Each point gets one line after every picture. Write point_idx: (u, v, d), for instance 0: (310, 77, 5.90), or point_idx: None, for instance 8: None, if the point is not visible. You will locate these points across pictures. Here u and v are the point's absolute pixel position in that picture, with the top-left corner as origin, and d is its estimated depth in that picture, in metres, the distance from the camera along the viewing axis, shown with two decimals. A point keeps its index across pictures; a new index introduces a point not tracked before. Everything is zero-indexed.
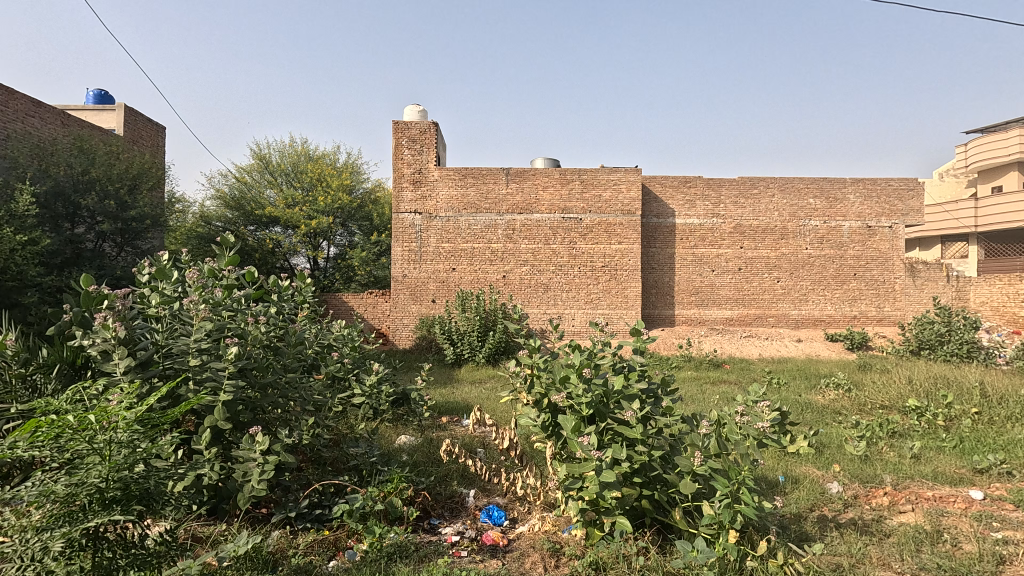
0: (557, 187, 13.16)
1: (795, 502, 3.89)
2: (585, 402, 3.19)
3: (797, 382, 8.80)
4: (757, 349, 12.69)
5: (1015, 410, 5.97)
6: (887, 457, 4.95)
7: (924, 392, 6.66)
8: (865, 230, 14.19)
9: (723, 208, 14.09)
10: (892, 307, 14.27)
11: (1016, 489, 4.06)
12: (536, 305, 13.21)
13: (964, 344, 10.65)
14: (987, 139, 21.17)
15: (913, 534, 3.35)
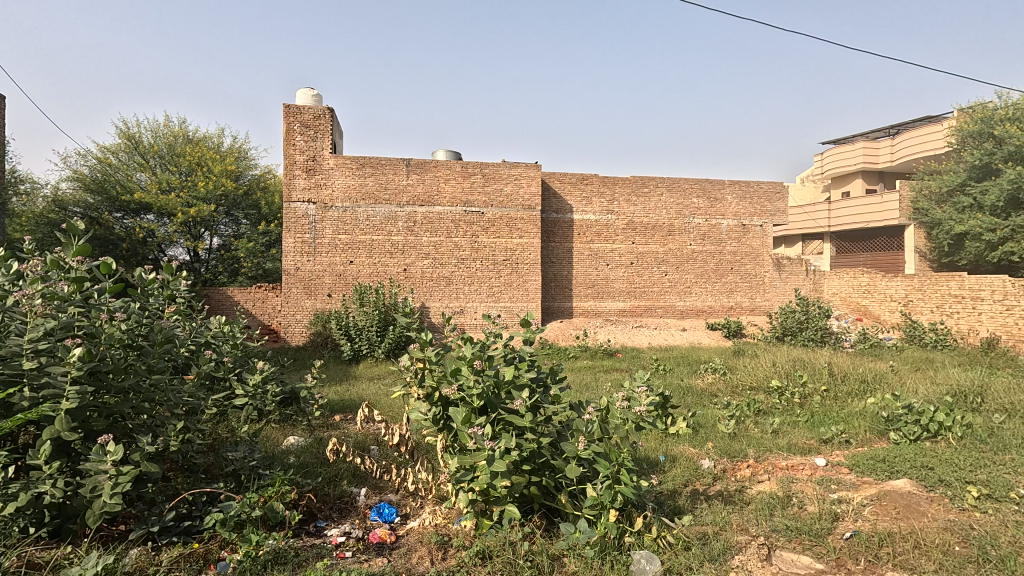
0: (459, 180, 13.10)
1: (672, 479, 4.20)
2: (476, 393, 3.21)
3: (680, 367, 9.52)
4: (646, 338, 13.50)
5: (854, 386, 6.90)
6: (751, 433, 5.48)
7: (784, 373, 7.46)
8: (740, 228, 15.59)
9: (617, 205, 14.79)
10: (762, 298, 15.81)
11: (852, 455, 4.67)
12: (437, 298, 13.08)
13: (818, 330, 12.11)
14: (838, 149, 24.00)
15: (768, 500, 3.75)
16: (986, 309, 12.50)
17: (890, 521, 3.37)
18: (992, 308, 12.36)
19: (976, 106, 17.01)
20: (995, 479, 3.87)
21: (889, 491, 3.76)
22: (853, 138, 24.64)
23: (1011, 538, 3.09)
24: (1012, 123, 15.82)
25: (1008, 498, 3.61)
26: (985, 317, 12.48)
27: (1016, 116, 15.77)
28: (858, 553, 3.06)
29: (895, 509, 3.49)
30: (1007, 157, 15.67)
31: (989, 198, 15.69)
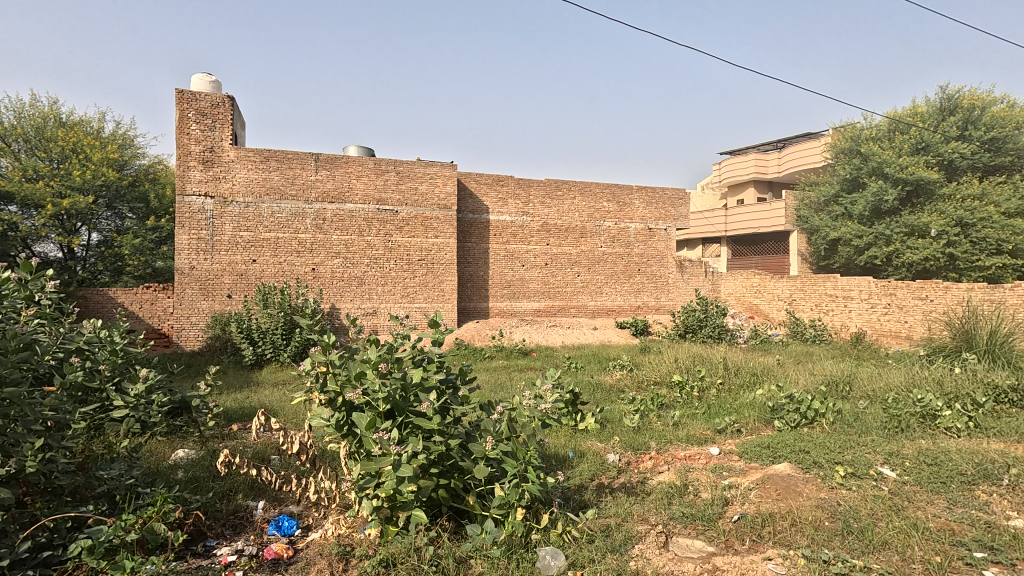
0: (371, 177, 12.72)
1: (579, 474, 4.32)
2: (382, 397, 3.11)
3: (590, 365, 9.82)
4: (559, 337, 13.81)
5: (745, 379, 7.48)
6: (654, 427, 5.77)
7: (685, 368, 7.92)
8: (647, 232, 16.40)
9: (531, 207, 15.03)
10: (667, 298, 16.73)
11: (741, 443, 5.05)
12: (348, 299, 12.61)
13: (716, 327, 13.05)
14: (733, 160, 25.96)
15: (667, 490, 3.96)
16: (855, 306, 14.00)
17: (772, 502, 3.67)
18: (860, 306, 13.87)
19: (847, 126, 18.97)
20: (858, 458, 4.35)
21: (772, 475, 4.10)
22: (746, 150, 26.65)
23: (869, 510, 3.48)
24: (875, 141, 17.79)
25: (868, 475, 4.07)
26: (854, 314, 14.00)
27: (878, 135, 17.74)
28: (744, 534, 3.30)
29: (776, 491, 3.81)
30: (872, 172, 17.63)
31: (857, 208, 17.61)
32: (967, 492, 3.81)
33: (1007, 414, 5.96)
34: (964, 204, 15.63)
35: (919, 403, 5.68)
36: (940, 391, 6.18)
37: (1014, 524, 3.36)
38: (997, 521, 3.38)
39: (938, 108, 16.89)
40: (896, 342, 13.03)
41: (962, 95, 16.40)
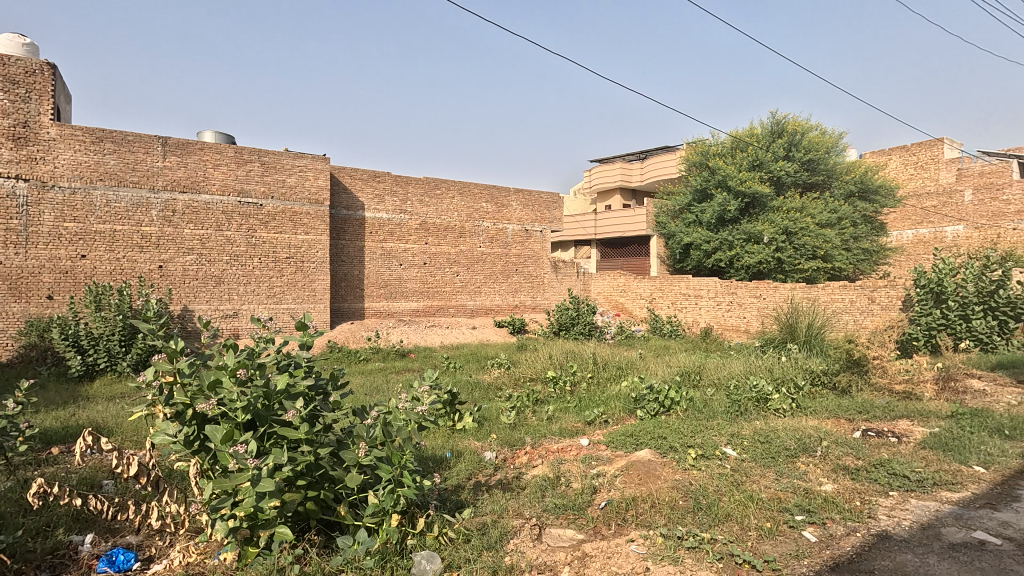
0: (231, 167, 11.63)
1: (456, 474, 4.31)
2: (241, 408, 2.83)
3: (469, 364, 9.87)
4: (438, 337, 13.71)
5: (612, 373, 8.02)
6: (530, 422, 5.94)
7: (558, 364, 8.28)
8: (524, 233, 16.90)
9: (410, 206, 14.75)
10: (542, 297, 17.39)
11: (609, 433, 5.38)
12: (203, 300, 11.39)
13: (587, 324, 13.79)
14: (602, 167, 27.63)
15: (540, 483, 4.09)
16: (705, 304, 15.48)
17: (635, 487, 3.95)
18: (709, 304, 15.38)
19: (698, 141, 21.07)
20: (707, 441, 4.84)
21: (635, 462, 4.42)
22: (613, 158, 28.50)
23: (715, 487, 3.89)
24: (720, 157, 19.93)
25: (715, 455, 4.54)
26: (704, 311, 15.49)
27: (723, 152, 19.88)
28: (611, 519, 3.52)
29: (639, 477, 4.11)
30: (718, 184, 19.70)
31: (706, 216, 19.61)
32: (790, 464, 4.42)
33: (820, 394, 7.04)
34: (788, 215, 18.15)
35: (754, 389, 6.48)
36: (770, 376, 7.12)
37: (825, 488, 3.97)
38: (812, 487, 3.97)
39: (770, 131, 19.32)
40: (737, 335, 14.74)
41: (788, 122, 19.00)
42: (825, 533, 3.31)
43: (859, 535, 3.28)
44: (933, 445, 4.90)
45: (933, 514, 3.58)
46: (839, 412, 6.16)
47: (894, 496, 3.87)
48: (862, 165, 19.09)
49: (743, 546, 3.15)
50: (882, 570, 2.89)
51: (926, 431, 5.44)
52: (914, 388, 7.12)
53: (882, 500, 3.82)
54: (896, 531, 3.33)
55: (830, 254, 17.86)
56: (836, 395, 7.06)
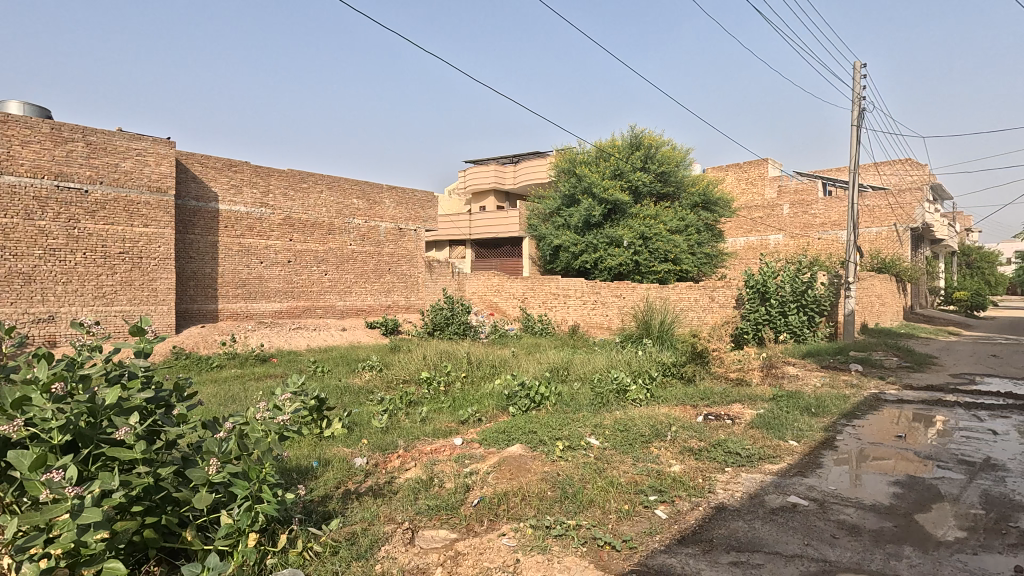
0: (47, 145, 9.92)
1: (323, 484, 4.08)
2: (57, 428, 2.41)
3: (338, 368, 9.41)
4: (304, 339, 12.89)
5: (486, 371, 8.13)
6: (402, 425, 5.81)
7: (432, 365, 8.21)
8: (397, 231, 16.54)
9: (272, 199, 13.71)
10: (416, 297, 17.15)
11: (481, 430, 5.46)
12: (7, 302, 9.54)
13: (461, 324, 13.86)
14: (476, 168, 27.89)
15: (414, 485, 4.03)
16: (573, 303, 16.26)
17: (506, 482, 4.05)
18: (576, 303, 16.19)
19: (566, 148, 22.15)
20: (573, 433, 5.12)
21: (506, 457, 4.53)
22: (487, 160, 28.94)
23: (580, 476, 4.12)
24: (586, 165, 21.15)
25: (580, 445, 4.83)
26: (572, 309, 16.26)
27: (589, 160, 21.13)
28: (483, 516, 3.56)
29: (511, 472, 4.22)
30: (584, 190, 20.87)
31: (573, 219, 20.69)
32: (645, 449, 4.84)
33: (670, 384, 7.79)
34: (645, 221, 19.80)
35: (615, 381, 6.97)
36: (629, 369, 7.72)
37: (674, 469, 4.39)
38: (663, 469, 4.37)
39: (629, 143, 20.95)
40: (601, 332, 15.75)
41: (644, 136, 20.75)
42: (673, 510, 3.66)
43: (701, 509, 3.68)
44: (758, 425, 5.66)
45: (759, 484, 4.13)
46: (686, 400, 6.88)
47: (728, 471, 4.41)
48: (705, 179, 21.45)
49: (604, 529, 3.37)
50: (719, 537, 3.27)
51: (753, 412, 6.26)
52: (745, 375, 8.18)
53: (720, 476, 4.32)
54: (730, 503, 3.78)
55: (679, 257, 19.82)
56: (683, 384, 7.86)
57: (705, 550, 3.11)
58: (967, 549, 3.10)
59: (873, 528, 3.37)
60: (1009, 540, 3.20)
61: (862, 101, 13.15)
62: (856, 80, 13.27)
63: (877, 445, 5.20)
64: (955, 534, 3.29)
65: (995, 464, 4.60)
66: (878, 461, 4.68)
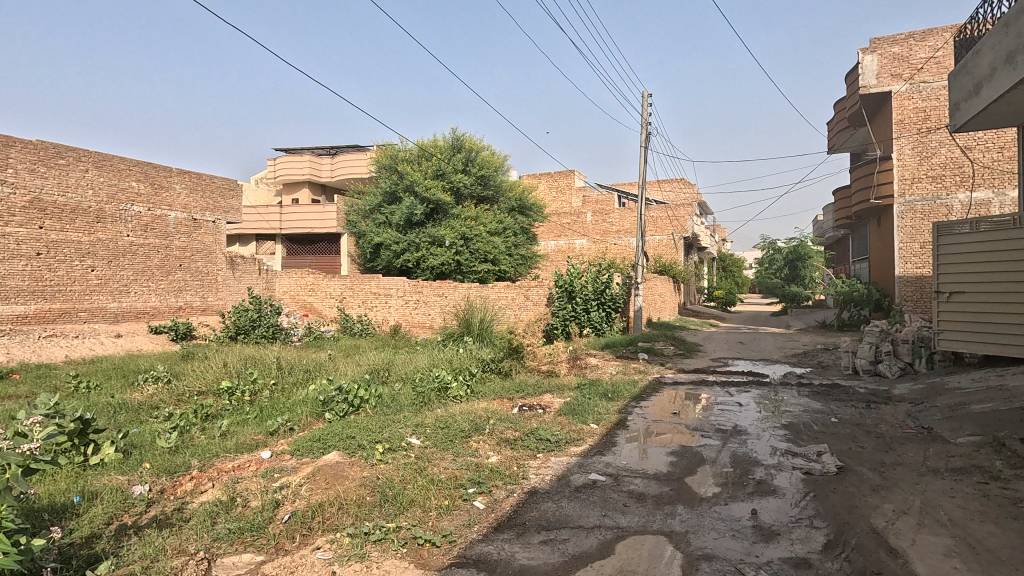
0: None
1: (89, 522, 3.40)
2: None
3: (111, 382, 7.90)
4: (62, 349, 10.59)
5: (299, 377, 7.55)
6: (197, 442, 5.11)
7: (235, 373, 7.37)
8: (190, 222, 14.50)
9: (13, 175, 11.02)
10: (215, 297, 15.20)
11: (293, 441, 5.06)
12: None
13: (270, 327, 12.67)
14: (288, 158, 25.76)
15: (211, 509, 3.58)
16: (394, 303, 15.90)
17: (321, 493, 3.82)
18: (397, 302, 15.88)
19: (387, 144, 21.65)
20: (394, 434, 5.05)
21: (321, 466, 4.28)
22: (302, 149, 26.91)
23: (400, 477, 4.08)
24: (408, 163, 20.93)
25: (401, 446, 4.78)
26: (393, 309, 15.90)
27: (410, 158, 20.94)
28: (295, 532, 3.31)
29: (326, 481, 3.99)
30: (406, 189, 20.63)
31: (395, 218, 20.30)
32: (465, 444, 4.97)
33: (489, 379, 8.12)
34: (465, 223, 20.29)
35: (437, 380, 7.04)
36: (450, 367, 7.85)
37: (492, 461, 4.59)
38: (482, 461, 4.54)
39: (451, 145, 21.30)
40: (423, 331, 15.72)
41: (465, 139, 21.28)
42: (491, 499, 3.83)
43: (516, 495, 3.91)
44: (566, 412, 6.21)
45: (566, 466, 4.53)
46: (503, 393, 7.25)
47: (540, 457, 4.75)
48: (520, 185, 22.76)
49: (424, 527, 3.39)
50: (532, 520, 3.50)
51: (561, 401, 6.85)
52: (554, 367, 8.90)
53: (533, 462, 4.64)
54: (541, 486, 4.08)
55: (498, 258, 20.73)
56: (501, 378, 8.26)
57: (519, 534, 3.31)
58: (721, 501, 3.80)
59: (655, 493, 3.94)
60: (748, 489, 4.00)
61: (649, 126, 15.23)
62: (644, 108, 15.34)
63: (659, 422, 6.09)
64: (713, 489, 4.01)
65: (740, 429, 5.71)
66: (659, 436, 5.48)
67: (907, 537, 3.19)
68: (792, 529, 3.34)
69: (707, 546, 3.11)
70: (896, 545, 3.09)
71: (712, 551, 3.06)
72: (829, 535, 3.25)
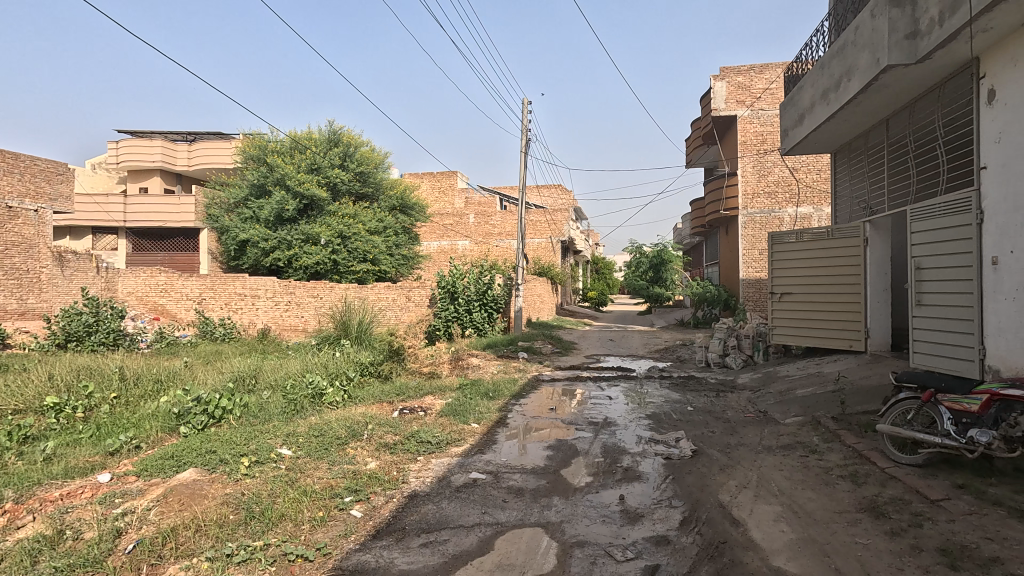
0: None
1: None
2: None
3: None
4: None
5: (148, 388, 6.71)
6: (14, 469, 4.35)
7: (64, 387, 6.37)
8: (4, 211, 12.27)
9: None
10: (37, 298, 13.01)
11: (139, 460, 4.50)
12: None
13: (111, 332, 11.12)
14: (134, 141, 22.79)
15: (32, 546, 3.06)
16: (261, 304, 14.73)
17: (174, 516, 3.43)
18: (266, 304, 14.74)
19: (254, 134, 20.02)
20: (261, 446, 4.71)
21: (174, 486, 3.86)
22: (151, 132, 23.99)
23: (268, 491, 3.80)
24: (279, 155, 19.55)
25: (269, 458, 4.47)
26: (261, 311, 14.72)
27: (282, 150, 19.59)
28: (140, 562, 2.94)
29: (180, 502, 3.60)
30: (276, 182, 19.25)
31: (263, 213, 18.83)
32: (341, 451, 4.77)
33: (367, 383, 7.85)
34: (343, 220, 19.42)
35: (310, 386, 6.66)
36: (325, 372, 7.46)
37: (371, 467, 4.45)
38: (359, 468, 4.39)
39: (327, 138, 20.28)
40: (295, 335, 14.77)
41: (343, 133, 20.39)
42: (369, 507, 3.71)
43: (395, 500, 3.83)
44: (447, 413, 6.21)
45: (446, 466, 4.53)
46: (382, 397, 7.06)
47: (420, 460, 4.70)
48: (402, 183, 22.30)
49: (296, 542, 3.19)
50: (411, 523, 3.45)
51: (443, 402, 6.83)
52: (436, 368, 8.85)
53: (412, 465, 4.57)
54: (421, 489, 4.04)
55: (378, 258, 20.11)
56: (381, 382, 8.04)
57: (398, 539, 3.24)
58: (593, 489, 4.04)
59: (533, 487, 4.08)
60: (616, 477, 4.30)
61: (528, 132, 15.75)
62: (524, 114, 15.82)
63: (537, 418, 6.30)
64: (585, 479, 4.25)
65: (610, 421, 6.10)
66: (538, 431, 5.68)
67: (746, 508, 3.64)
68: (654, 510, 3.65)
69: (579, 533, 3.29)
70: (738, 516, 3.51)
71: (585, 537, 3.25)
72: (685, 512, 3.60)
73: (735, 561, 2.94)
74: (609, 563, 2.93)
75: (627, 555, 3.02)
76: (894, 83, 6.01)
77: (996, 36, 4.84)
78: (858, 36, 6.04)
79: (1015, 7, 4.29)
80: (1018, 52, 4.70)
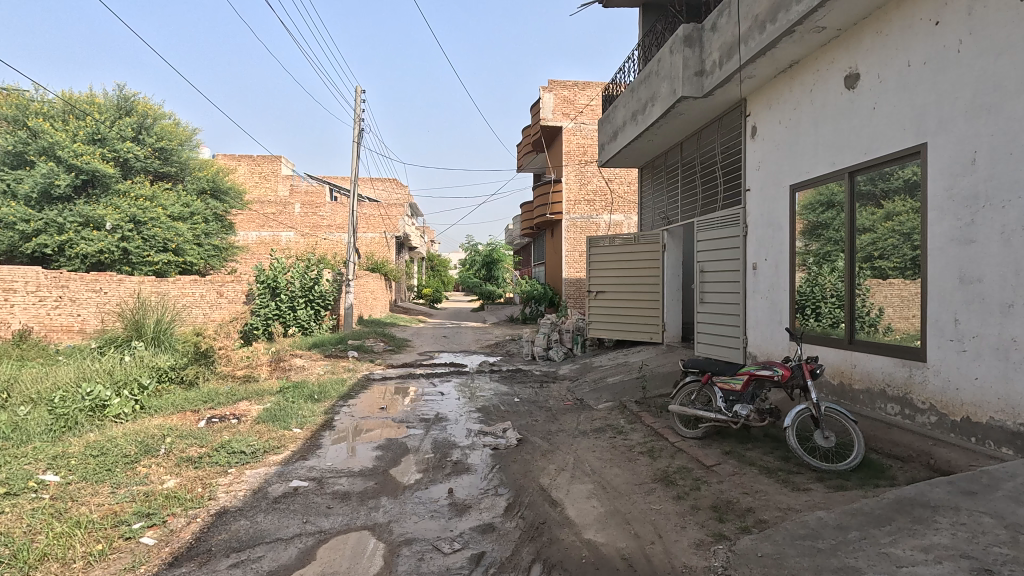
0: None
1: None
2: None
3: None
4: None
5: None
6: None
7: None
8: None
9: None
10: None
11: None
12: None
13: None
14: None
15: None
16: (19, 300, 11.86)
17: None
18: (25, 300, 11.93)
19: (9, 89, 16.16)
20: (13, 474, 3.84)
21: None
22: None
23: (24, 529, 3.11)
24: (46, 119, 16.03)
25: (27, 489, 3.66)
26: (18, 309, 11.85)
27: (50, 113, 16.11)
28: None
29: None
30: (41, 151, 15.80)
31: (22, 187, 15.28)
32: (129, 471, 4.09)
33: (167, 391, 6.85)
34: (136, 202, 16.63)
35: (87, 397, 5.62)
36: (110, 380, 6.34)
37: (168, 486, 3.90)
38: (153, 489, 3.81)
39: (115, 105, 17.19)
40: (67, 338, 12.27)
41: (137, 101, 17.51)
42: (165, 532, 3.24)
43: (198, 520, 3.40)
44: (265, 418, 5.72)
45: (263, 477, 4.17)
46: (185, 406, 6.22)
47: (232, 473, 4.24)
48: (212, 165, 19.91)
49: None
50: (218, 544, 3.10)
51: (260, 408, 6.25)
52: (252, 371, 8.04)
53: (222, 479, 4.11)
54: (232, 504, 3.65)
55: (181, 247, 17.64)
56: (184, 389, 7.08)
57: (202, 563, 2.89)
58: (422, 486, 4.04)
59: (360, 489, 3.95)
60: (446, 471, 4.36)
61: (361, 121, 15.17)
62: (357, 103, 15.15)
63: (366, 418, 6.11)
64: (415, 476, 4.23)
65: (440, 417, 6.16)
66: (368, 432, 5.50)
67: (564, 488, 3.95)
68: (481, 500, 3.78)
69: (407, 531, 3.27)
70: (556, 497, 3.79)
71: (413, 534, 3.24)
72: (510, 499, 3.79)
73: (552, 538, 3.18)
74: (436, 557, 2.96)
75: (454, 547, 3.08)
76: (687, 112, 6.99)
77: (757, 83, 5.92)
78: (660, 67, 6.91)
79: (770, 61, 5.28)
80: (772, 98, 5.80)
